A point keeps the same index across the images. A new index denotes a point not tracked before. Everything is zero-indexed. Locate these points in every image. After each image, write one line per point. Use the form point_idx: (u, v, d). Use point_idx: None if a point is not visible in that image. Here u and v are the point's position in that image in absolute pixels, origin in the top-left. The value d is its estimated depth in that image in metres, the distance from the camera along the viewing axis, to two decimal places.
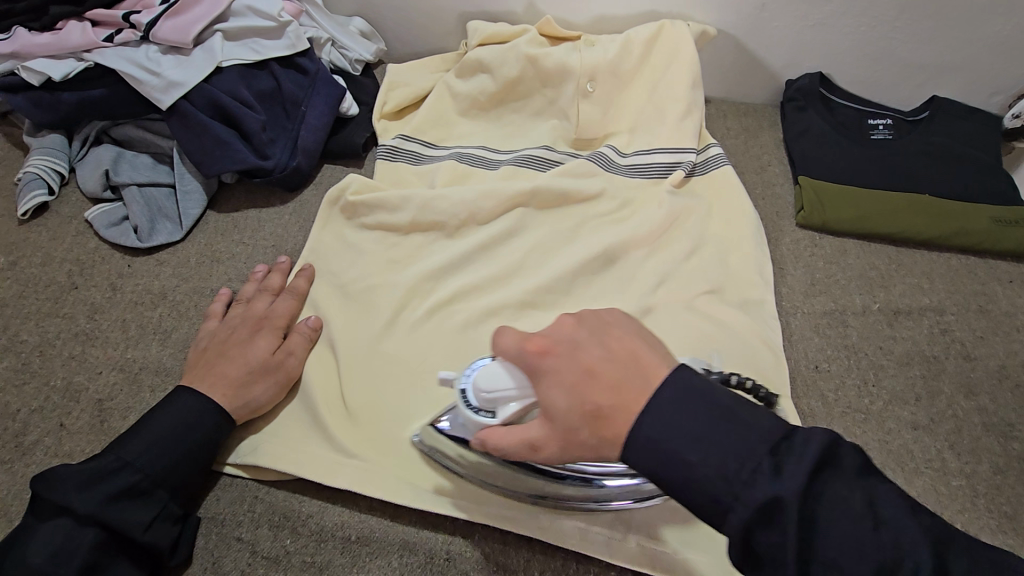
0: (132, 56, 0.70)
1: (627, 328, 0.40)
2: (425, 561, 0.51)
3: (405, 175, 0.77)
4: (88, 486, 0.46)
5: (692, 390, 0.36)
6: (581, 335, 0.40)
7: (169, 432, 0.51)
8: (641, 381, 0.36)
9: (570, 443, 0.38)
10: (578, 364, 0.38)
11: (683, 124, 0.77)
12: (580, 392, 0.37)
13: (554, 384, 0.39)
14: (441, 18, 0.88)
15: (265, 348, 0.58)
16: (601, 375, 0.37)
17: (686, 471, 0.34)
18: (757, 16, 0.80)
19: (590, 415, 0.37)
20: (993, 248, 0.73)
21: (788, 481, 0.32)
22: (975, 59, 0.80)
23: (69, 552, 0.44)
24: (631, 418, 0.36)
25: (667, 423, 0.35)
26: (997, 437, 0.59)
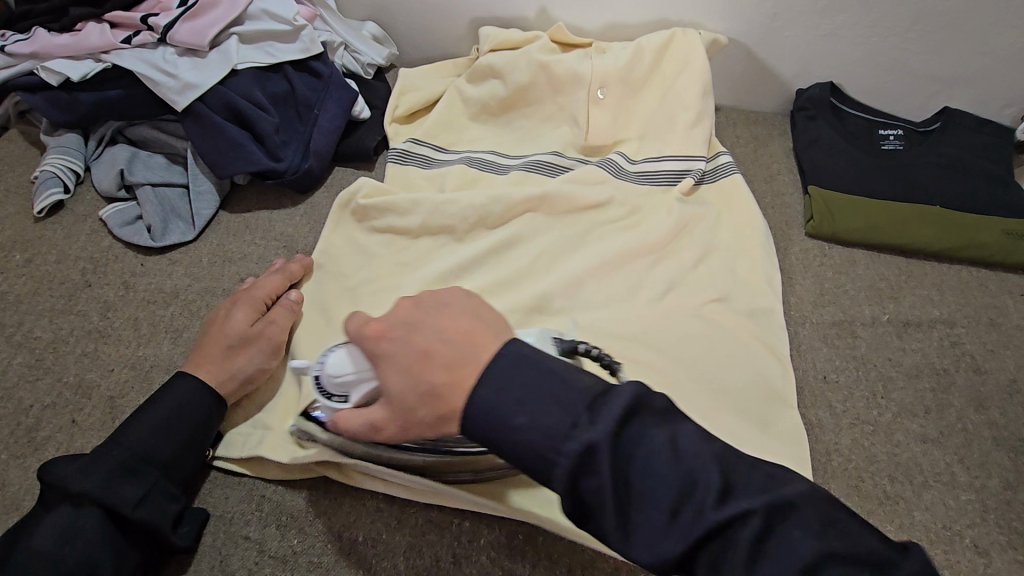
0: (149, 57, 0.71)
1: (466, 306, 0.41)
2: (430, 563, 0.52)
3: (416, 179, 0.78)
4: (84, 466, 0.47)
5: (519, 360, 0.37)
6: (421, 315, 0.40)
7: (160, 413, 0.52)
8: (473, 355, 0.38)
9: (409, 422, 0.40)
10: (415, 344, 0.39)
11: (694, 132, 0.77)
12: (416, 372, 0.38)
13: (392, 365, 0.40)
14: (453, 24, 0.89)
15: (242, 320, 0.59)
16: (434, 353, 0.38)
17: (516, 432, 0.35)
18: (768, 26, 0.80)
19: (425, 394, 0.38)
20: (1005, 261, 0.72)
21: (597, 429, 0.34)
22: (988, 71, 0.80)
23: (71, 532, 0.44)
24: (463, 392, 0.37)
25: (492, 393, 0.36)
26: (1008, 452, 0.59)
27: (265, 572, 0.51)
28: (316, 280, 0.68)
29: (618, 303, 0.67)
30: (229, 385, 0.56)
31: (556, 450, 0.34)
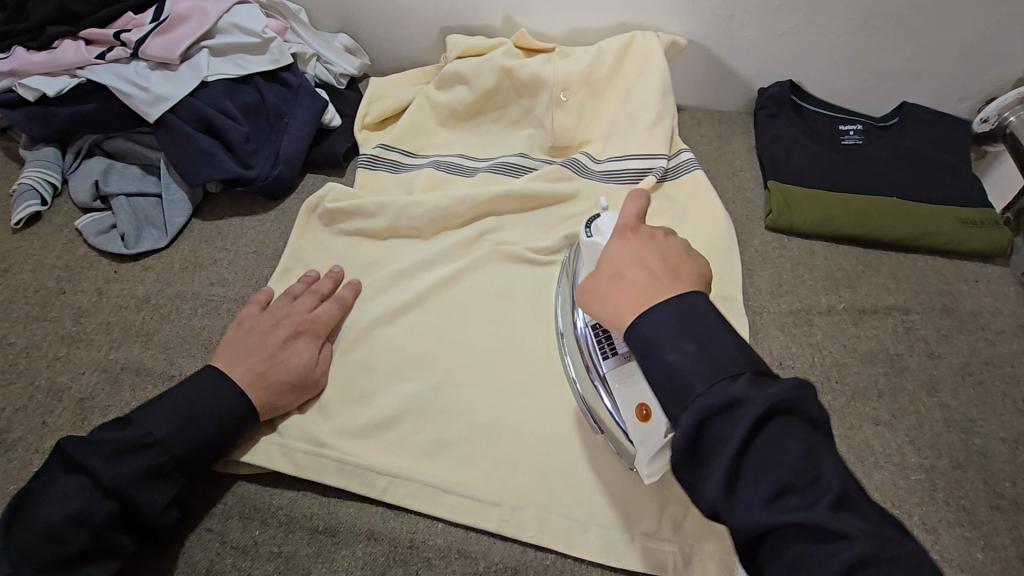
0: (123, 71, 0.73)
1: (698, 267, 0.45)
2: (389, 549, 0.53)
3: (385, 183, 0.80)
4: (120, 459, 0.48)
5: (707, 314, 0.40)
6: (662, 242, 0.47)
7: (194, 408, 0.52)
8: (670, 285, 0.42)
9: (591, 285, 0.47)
10: (643, 253, 0.46)
11: (654, 131, 0.79)
12: (627, 266, 0.45)
13: (611, 254, 0.47)
14: (421, 34, 0.92)
15: (307, 359, 0.59)
16: (652, 264, 0.44)
17: (671, 359, 0.39)
18: (725, 27, 0.83)
19: (619, 286, 0.44)
20: (960, 248, 0.74)
21: (759, 392, 0.36)
22: (942, 65, 0.82)
23: (85, 517, 0.45)
24: (647, 295, 0.42)
25: (659, 317, 0.40)
26: (958, 433, 0.60)
27: (227, 562, 0.52)
28: (282, 271, 0.70)
29: None
30: (269, 417, 0.57)
31: (706, 386, 0.37)
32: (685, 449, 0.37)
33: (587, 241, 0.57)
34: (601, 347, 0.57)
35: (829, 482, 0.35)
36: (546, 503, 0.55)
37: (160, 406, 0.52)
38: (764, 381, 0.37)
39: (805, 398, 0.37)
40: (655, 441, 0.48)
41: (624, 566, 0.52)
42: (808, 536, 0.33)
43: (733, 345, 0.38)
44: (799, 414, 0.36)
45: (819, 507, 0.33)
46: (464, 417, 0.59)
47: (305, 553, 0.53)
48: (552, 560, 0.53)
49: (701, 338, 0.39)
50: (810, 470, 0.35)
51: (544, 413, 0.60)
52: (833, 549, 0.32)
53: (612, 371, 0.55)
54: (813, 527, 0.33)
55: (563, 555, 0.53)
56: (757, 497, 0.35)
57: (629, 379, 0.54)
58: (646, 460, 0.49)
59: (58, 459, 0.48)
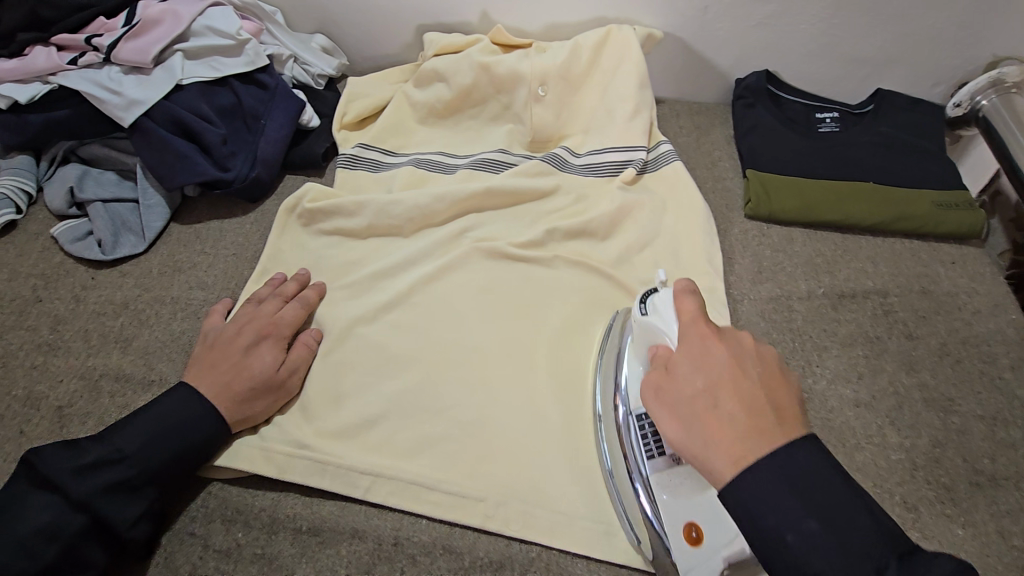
0: (95, 77, 0.73)
1: (795, 393, 0.41)
2: (373, 547, 0.53)
3: (365, 183, 0.80)
4: (87, 472, 0.48)
5: (817, 471, 0.36)
6: (753, 355, 0.42)
7: (161, 421, 0.52)
8: (774, 423, 0.38)
9: (670, 398, 0.42)
10: (735, 370, 0.41)
11: (633, 124, 0.79)
12: (719, 388, 0.40)
13: (699, 363, 0.42)
14: (398, 32, 0.91)
15: (270, 362, 0.58)
16: (747, 389, 0.40)
17: (790, 529, 0.35)
18: (701, 18, 0.83)
19: (713, 416, 0.39)
20: (936, 231, 0.75)
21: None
22: (914, 51, 0.83)
23: (56, 531, 0.46)
24: (751, 436, 0.37)
25: (769, 469, 0.36)
26: (937, 412, 0.61)
27: (210, 566, 0.52)
28: (261, 272, 0.70)
29: (565, 291, 0.69)
30: (239, 426, 0.56)
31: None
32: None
33: (640, 318, 0.53)
34: (647, 446, 0.51)
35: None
36: (531, 497, 0.55)
37: (129, 421, 0.52)
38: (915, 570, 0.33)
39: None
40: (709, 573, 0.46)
41: (607, 555, 0.52)
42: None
43: (864, 519, 0.35)
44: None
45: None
46: (448, 414, 0.59)
47: (289, 554, 0.53)
48: (538, 552, 0.53)
49: (818, 508, 0.35)
50: None
51: (532, 411, 0.60)
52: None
53: (656, 477, 0.50)
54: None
55: (549, 546, 0.53)
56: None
57: (680, 492, 0.49)
58: None
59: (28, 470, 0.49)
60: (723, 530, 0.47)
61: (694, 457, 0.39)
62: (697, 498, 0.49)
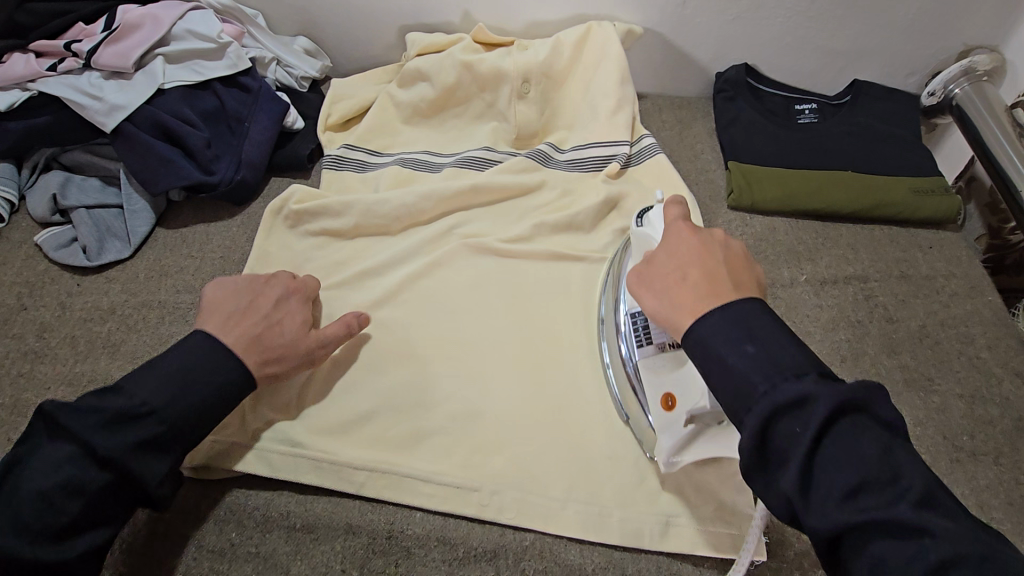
0: (75, 83, 0.72)
1: (755, 273, 0.47)
2: (367, 542, 0.54)
3: (351, 183, 0.80)
4: (114, 427, 0.46)
5: (762, 318, 0.42)
6: (720, 243, 0.48)
7: (190, 372, 0.51)
8: (731, 289, 0.44)
9: (648, 277, 0.48)
10: (702, 251, 0.47)
11: (616, 119, 0.80)
12: (687, 263, 0.46)
13: (673, 248, 0.48)
14: (380, 33, 0.92)
15: (300, 324, 0.59)
16: (711, 263, 0.46)
17: (736, 357, 0.40)
18: (680, 14, 0.85)
19: (680, 284, 0.46)
20: (914, 217, 0.77)
21: (828, 390, 0.37)
22: (888, 42, 0.85)
23: (79, 488, 0.44)
24: (710, 297, 0.43)
25: (726, 319, 0.42)
26: (918, 391, 0.62)
27: (204, 566, 0.52)
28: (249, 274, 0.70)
29: (552, 283, 0.70)
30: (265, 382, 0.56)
31: (769, 386, 0.39)
32: (754, 455, 0.39)
33: (636, 231, 0.56)
34: (637, 333, 0.56)
35: (910, 481, 0.35)
36: (523, 484, 0.55)
37: (153, 371, 0.50)
38: (828, 380, 0.38)
39: (866, 394, 0.38)
40: (677, 433, 0.51)
41: (601, 540, 0.53)
42: (890, 533, 0.34)
43: (791, 344, 0.40)
44: (868, 413, 0.37)
45: (900, 505, 0.34)
46: (439, 406, 0.60)
47: (284, 552, 0.53)
48: (532, 540, 0.54)
49: (758, 340, 0.40)
50: (889, 470, 0.35)
51: (520, 401, 0.60)
52: (917, 547, 0.33)
53: (644, 360, 0.55)
54: (896, 523, 0.34)
55: (543, 533, 0.54)
56: (831, 498, 0.36)
57: (661, 369, 0.53)
58: (665, 450, 0.51)
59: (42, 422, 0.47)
60: (693, 395, 0.50)
61: (665, 319, 0.46)
62: (673, 373, 0.53)
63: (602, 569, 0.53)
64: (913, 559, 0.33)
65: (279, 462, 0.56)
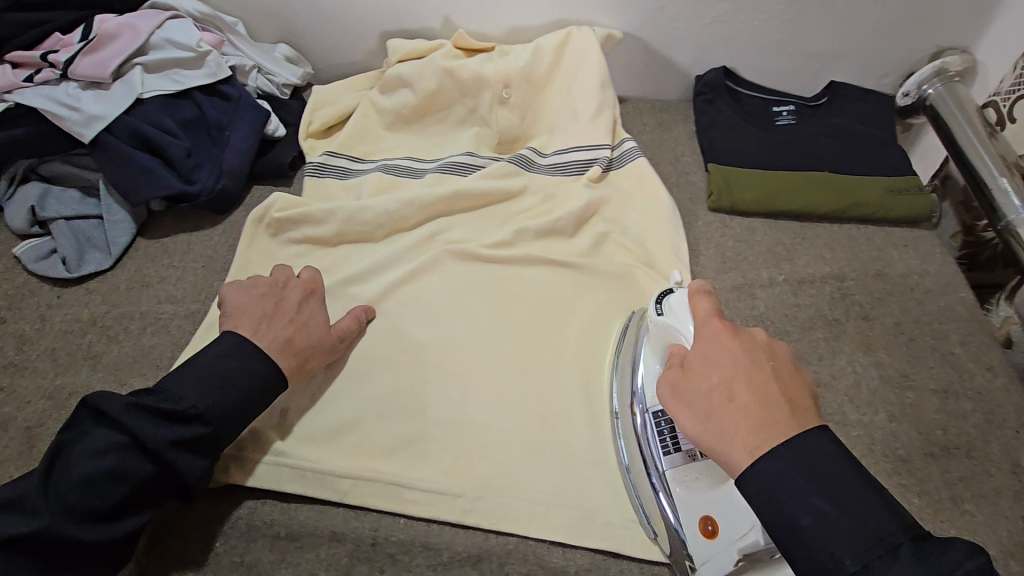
0: (52, 93, 0.72)
1: (805, 383, 0.43)
2: (352, 549, 0.54)
3: (334, 190, 0.80)
4: (162, 424, 0.49)
5: (828, 455, 0.38)
6: (764, 352, 0.44)
7: (228, 371, 0.53)
8: (785, 416, 0.40)
9: (685, 392, 0.44)
10: (748, 366, 0.43)
11: (596, 123, 0.81)
12: (732, 382, 0.42)
13: (713, 360, 0.44)
14: (362, 39, 0.92)
15: (322, 322, 0.61)
16: (759, 383, 0.42)
17: (806, 515, 0.37)
18: (658, 18, 0.86)
19: (728, 408, 0.41)
20: (889, 216, 0.78)
21: (933, 575, 0.33)
22: (862, 44, 0.87)
23: (123, 475, 0.47)
24: (765, 429, 0.40)
25: (784, 457, 0.38)
26: (894, 388, 0.64)
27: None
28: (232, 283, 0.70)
29: (534, 288, 0.70)
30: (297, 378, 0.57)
31: (858, 564, 0.35)
32: None
33: (655, 319, 0.55)
34: (663, 441, 0.54)
35: None
36: (507, 488, 0.56)
37: (192, 372, 0.52)
38: (928, 555, 0.34)
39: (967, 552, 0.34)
40: (721, 566, 0.47)
41: (582, 542, 0.54)
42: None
43: (875, 501, 0.37)
44: None
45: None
46: (423, 413, 0.60)
47: (269, 561, 0.53)
48: (516, 543, 0.55)
49: (831, 493, 0.37)
50: None
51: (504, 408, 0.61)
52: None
53: (673, 472, 0.52)
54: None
55: (527, 537, 0.54)
56: None
57: (696, 487, 0.51)
58: None
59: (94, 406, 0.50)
60: (737, 525, 0.48)
61: (712, 449, 0.42)
62: (713, 492, 0.50)
63: (585, 570, 0.54)
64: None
65: (262, 472, 0.56)
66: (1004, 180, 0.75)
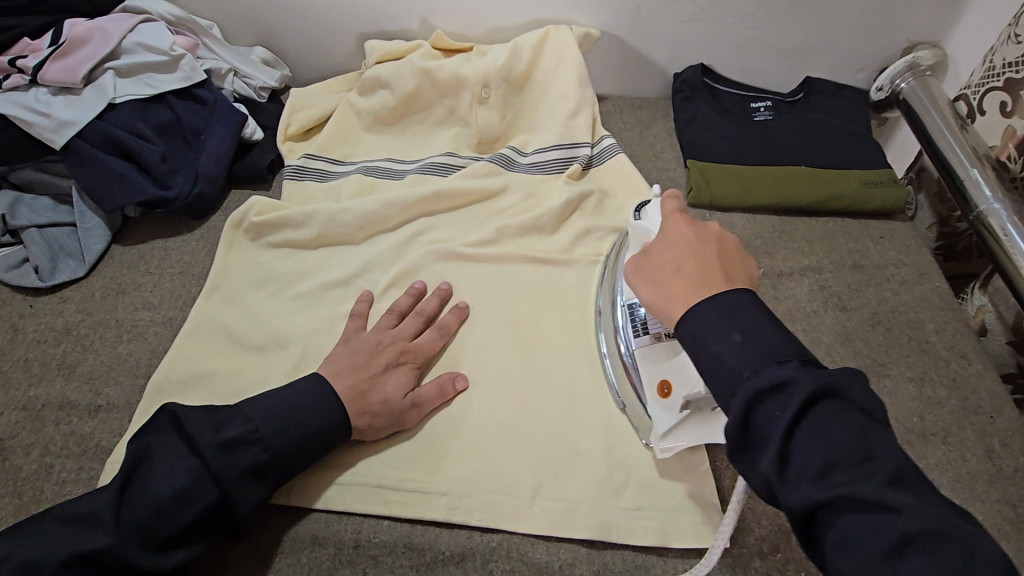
0: (22, 99, 0.71)
1: (747, 266, 0.48)
2: (334, 552, 0.54)
3: (313, 193, 0.79)
4: (224, 448, 0.49)
5: (755, 311, 0.43)
6: (715, 236, 0.48)
7: (302, 409, 0.53)
8: (724, 281, 0.45)
9: (643, 267, 0.49)
10: (698, 243, 0.47)
11: (575, 121, 0.81)
12: (683, 254, 0.47)
13: (669, 240, 0.49)
14: (340, 41, 0.91)
15: (400, 389, 0.57)
16: (705, 256, 0.46)
17: (723, 343, 0.42)
18: (635, 16, 0.86)
19: (675, 275, 0.46)
20: (866, 209, 0.79)
21: (806, 375, 0.38)
22: (836, 40, 0.88)
23: (189, 499, 0.46)
24: (704, 289, 0.44)
25: (717, 312, 0.43)
26: (871, 376, 0.65)
27: None
28: (210, 288, 0.69)
29: (515, 282, 0.70)
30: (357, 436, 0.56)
31: (753, 371, 0.40)
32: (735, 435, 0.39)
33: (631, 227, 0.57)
34: (633, 325, 0.58)
35: (884, 460, 0.35)
36: (490, 484, 0.56)
37: (265, 401, 0.53)
38: (810, 368, 0.39)
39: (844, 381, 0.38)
40: (674, 415, 0.53)
41: (567, 535, 0.54)
42: (858, 508, 0.34)
43: (775, 333, 0.41)
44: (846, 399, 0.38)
45: (869, 482, 0.35)
46: None
47: (247, 568, 0.53)
48: (500, 540, 0.54)
49: (747, 329, 0.42)
50: (862, 450, 0.36)
51: (489, 397, 0.61)
52: (879, 522, 0.34)
53: (639, 349, 0.57)
54: (860, 500, 0.34)
55: (512, 531, 0.54)
56: (808, 474, 0.36)
57: (657, 357, 0.56)
58: (660, 435, 0.54)
59: (175, 425, 0.50)
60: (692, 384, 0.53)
61: (659, 310, 0.46)
62: (671, 360, 0.55)
63: (570, 565, 0.53)
64: (879, 533, 0.33)
65: None
66: (975, 171, 0.74)
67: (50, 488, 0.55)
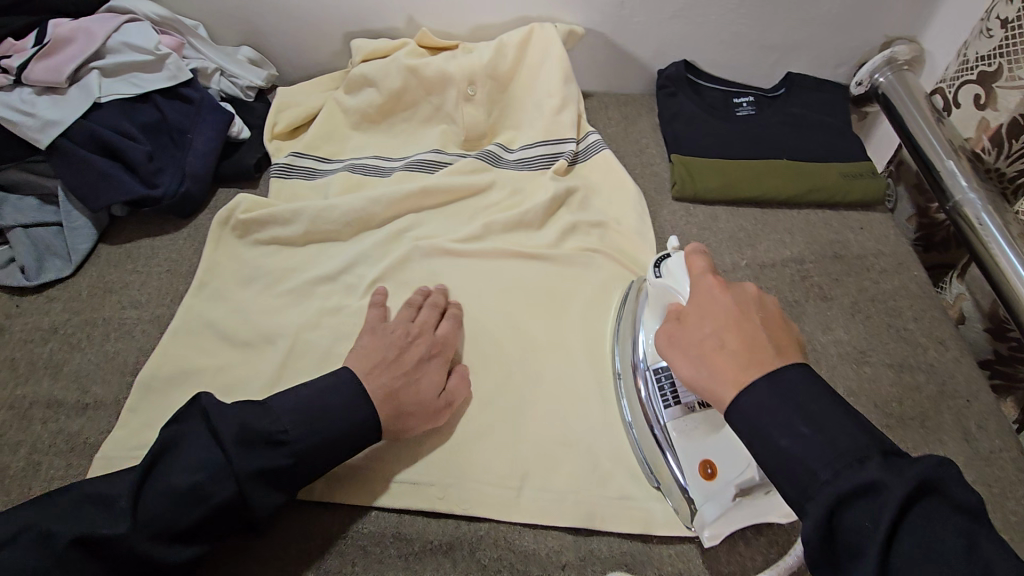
0: (6, 99, 0.71)
1: (792, 332, 0.46)
2: (324, 544, 0.54)
3: (301, 191, 0.80)
4: (245, 446, 0.48)
5: (808, 388, 0.41)
6: (754, 302, 0.47)
7: (325, 412, 0.51)
8: (772, 355, 0.43)
9: (681, 342, 0.48)
10: (737, 312, 0.46)
11: (560, 117, 0.82)
12: (723, 327, 0.45)
13: (705, 310, 0.47)
14: (326, 40, 0.92)
15: (435, 386, 0.58)
16: (748, 326, 0.45)
17: (788, 438, 0.40)
18: (618, 14, 0.87)
19: (718, 350, 0.45)
20: (845, 200, 0.81)
21: (896, 476, 0.36)
22: (816, 36, 0.90)
23: (204, 496, 0.46)
24: (753, 366, 0.43)
25: (771, 392, 0.41)
26: (852, 363, 0.66)
27: None
28: (197, 286, 0.69)
29: (502, 277, 0.71)
30: (389, 436, 0.55)
31: (831, 473, 0.38)
32: (820, 546, 0.37)
33: (655, 281, 0.57)
34: (663, 396, 0.55)
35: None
36: (479, 475, 0.57)
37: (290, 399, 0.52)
38: (896, 462, 0.37)
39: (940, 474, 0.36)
40: (722, 503, 0.51)
41: (554, 523, 0.55)
42: None
43: (849, 423, 0.39)
44: (943, 497, 0.36)
45: None
46: None
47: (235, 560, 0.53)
48: (488, 528, 0.55)
49: (809, 414, 0.40)
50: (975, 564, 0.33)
51: (481, 391, 0.62)
52: None
53: (673, 422, 0.55)
54: None
55: (500, 521, 0.55)
56: None
57: (696, 434, 0.54)
58: (709, 521, 0.51)
59: (204, 417, 0.50)
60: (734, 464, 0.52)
61: (705, 389, 0.45)
62: (710, 438, 0.53)
63: (558, 552, 0.54)
64: None
65: None
66: (951, 162, 0.76)
67: (37, 484, 0.55)
